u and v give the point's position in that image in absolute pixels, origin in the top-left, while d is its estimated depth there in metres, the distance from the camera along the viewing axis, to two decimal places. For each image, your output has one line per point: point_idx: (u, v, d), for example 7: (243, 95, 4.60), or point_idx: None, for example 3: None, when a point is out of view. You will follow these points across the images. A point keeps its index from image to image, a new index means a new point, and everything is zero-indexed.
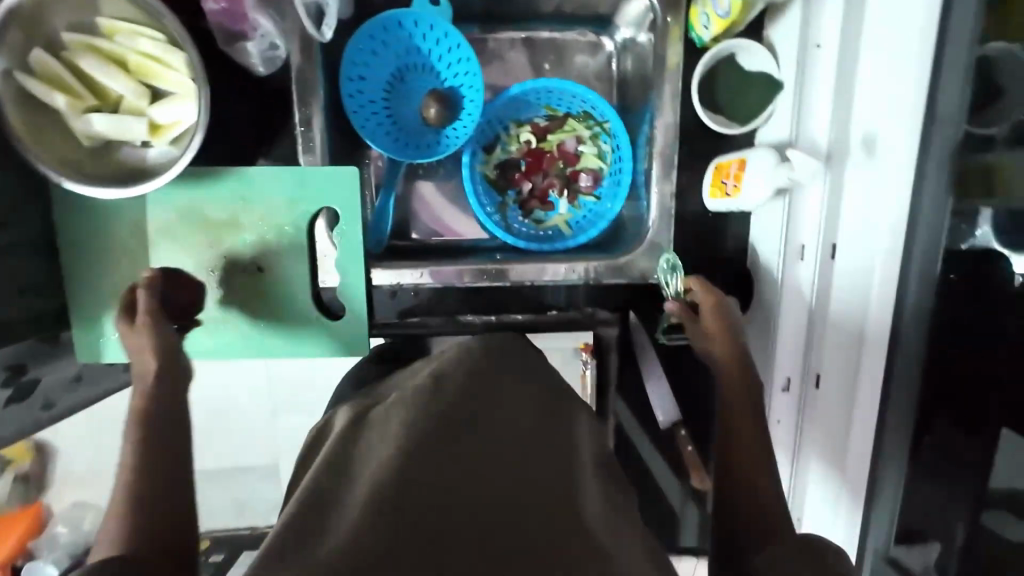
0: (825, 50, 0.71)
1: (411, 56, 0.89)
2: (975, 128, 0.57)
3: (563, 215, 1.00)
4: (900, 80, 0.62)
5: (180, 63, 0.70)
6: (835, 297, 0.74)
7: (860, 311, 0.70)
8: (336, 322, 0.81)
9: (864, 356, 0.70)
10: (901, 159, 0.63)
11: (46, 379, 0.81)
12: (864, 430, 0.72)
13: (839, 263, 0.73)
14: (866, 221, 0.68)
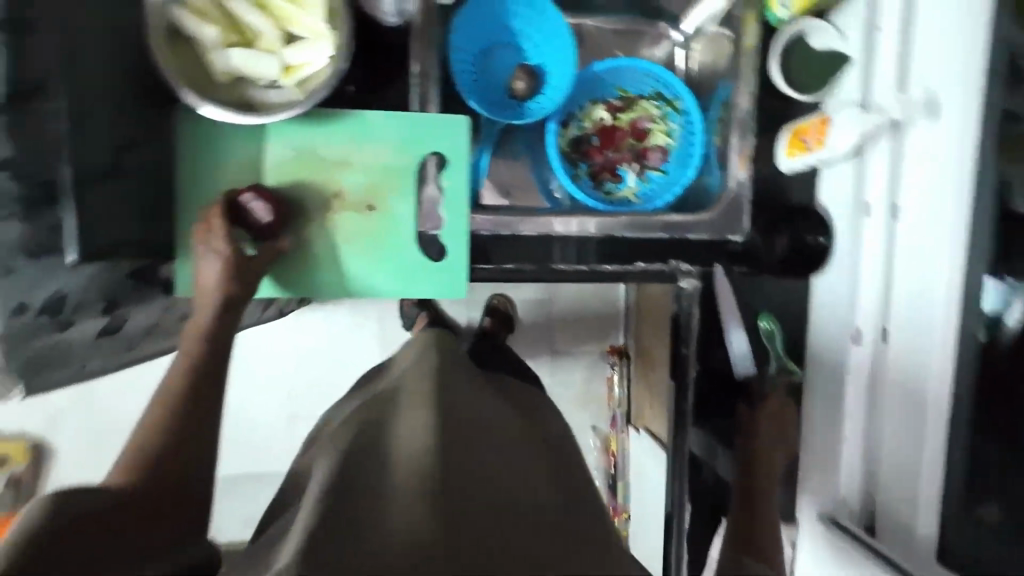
0: (885, 32, 0.79)
1: (503, 34, 0.97)
2: (1011, 105, 0.65)
3: (631, 187, 1.06)
4: (952, 63, 0.71)
5: (318, 11, 0.75)
6: (907, 250, 0.80)
7: (931, 265, 0.76)
8: (439, 264, 0.82)
9: (938, 310, 0.75)
10: (949, 133, 0.73)
11: (132, 320, 0.80)
12: (940, 385, 0.76)
13: (909, 219, 0.79)
14: (926, 188, 0.76)
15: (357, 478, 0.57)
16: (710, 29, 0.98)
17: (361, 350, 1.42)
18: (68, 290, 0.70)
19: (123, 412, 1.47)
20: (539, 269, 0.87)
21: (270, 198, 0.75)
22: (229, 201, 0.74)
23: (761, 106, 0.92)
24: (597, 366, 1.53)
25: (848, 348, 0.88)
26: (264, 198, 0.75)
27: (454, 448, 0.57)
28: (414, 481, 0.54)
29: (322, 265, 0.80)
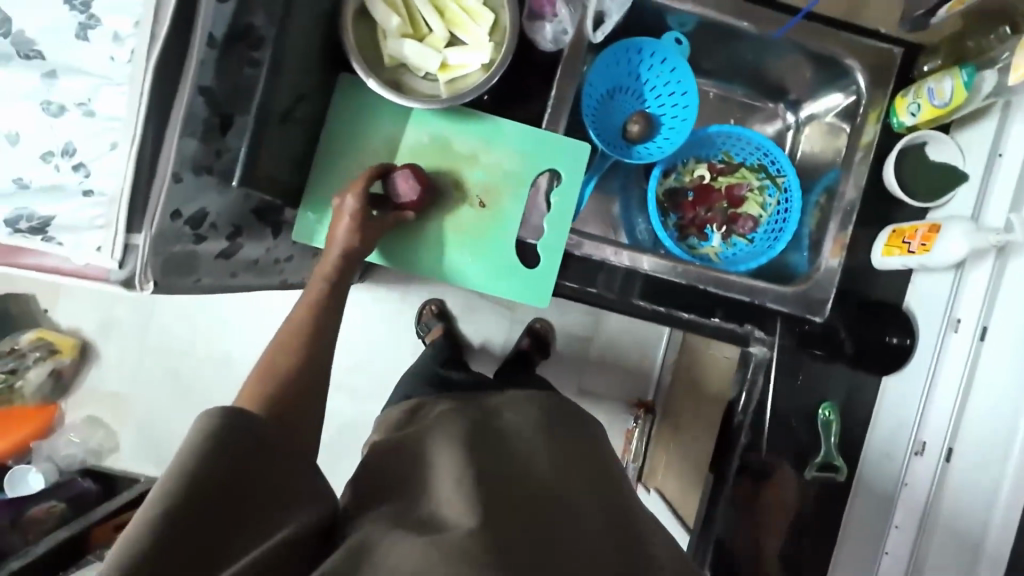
0: (1007, 160, 0.80)
1: (632, 80, 1.03)
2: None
3: (715, 247, 1.10)
4: None
5: (485, 22, 0.83)
6: (987, 372, 0.79)
7: (1012, 393, 0.75)
8: (531, 270, 0.87)
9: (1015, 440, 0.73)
10: None
11: (245, 249, 0.86)
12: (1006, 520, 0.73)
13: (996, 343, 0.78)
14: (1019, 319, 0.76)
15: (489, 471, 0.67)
16: (828, 120, 1.01)
17: (399, 335, 1.47)
18: (213, 208, 0.76)
19: (172, 332, 1.55)
20: (619, 300, 0.93)
21: (415, 177, 0.81)
22: (380, 168, 0.81)
23: (865, 203, 0.94)
24: (618, 417, 1.51)
25: (908, 459, 0.85)
26: (410, 176, 0.81)
27: (565, 473, 0.70)
28: (538, 491, 0.66)
29: (430, 243, 0.86)
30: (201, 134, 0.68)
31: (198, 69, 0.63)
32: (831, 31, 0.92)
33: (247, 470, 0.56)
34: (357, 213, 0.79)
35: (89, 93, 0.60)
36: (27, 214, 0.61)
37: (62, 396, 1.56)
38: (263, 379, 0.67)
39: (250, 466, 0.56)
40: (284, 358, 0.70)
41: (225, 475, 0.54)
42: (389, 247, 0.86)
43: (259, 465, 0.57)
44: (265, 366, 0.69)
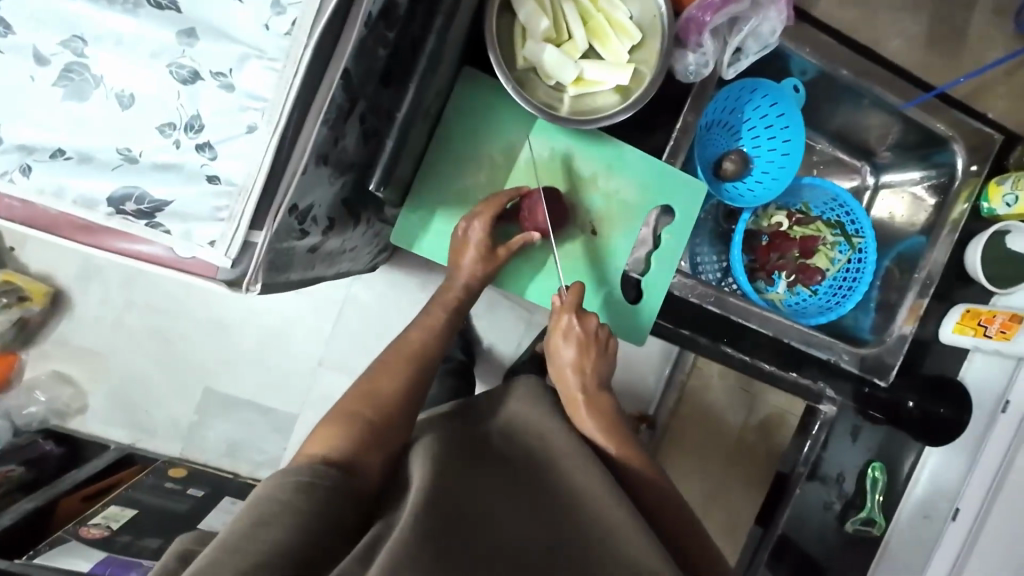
0: None
1: (734, 116, 1.00)
2: None
3: (779, 294, 1.09)
4: None
5: (630, 40, 0.77)
6: None
7: None
8: (633, 306, 0.87)
9: None
10: None
11: (331, 243, 0.76)
12: None
13: None
14: None
15: (466, 508, 0.58)
16: (916, 189, 1.04)
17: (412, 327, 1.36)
18: (318, 200, 0.66)
19: (166, 291, 1.29)
20: (710, 345, 0.95)
21: (546, 207, 0.80)
22: (512, 196, 0.79)
23: (941, 277, 0.98)
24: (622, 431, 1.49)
25: (944, 523, 0.92)
26: (544, 208, 0.80)
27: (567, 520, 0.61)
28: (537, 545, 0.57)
29: (544, 268, 0.85)
30: (332, 120, 0.59)
31: (352, 50, 0.53)
32: (943, 108, 0.93)
33: (270, 543, 0.49)
34: (482, 242, 0.79)
35: (232, 63, 0.50)
36: (136, 194, 0.52)
37: (24, 346, 1.31)
38: (340, 428, 0.65)
39: (266, 536, 0.49)
40: (387, 385, 0.72)
41: (244, 544, 0.48)
42: (506, 275, 0.85)
43: (277, 528, 0.50)
44: (348, 409, 0.68)
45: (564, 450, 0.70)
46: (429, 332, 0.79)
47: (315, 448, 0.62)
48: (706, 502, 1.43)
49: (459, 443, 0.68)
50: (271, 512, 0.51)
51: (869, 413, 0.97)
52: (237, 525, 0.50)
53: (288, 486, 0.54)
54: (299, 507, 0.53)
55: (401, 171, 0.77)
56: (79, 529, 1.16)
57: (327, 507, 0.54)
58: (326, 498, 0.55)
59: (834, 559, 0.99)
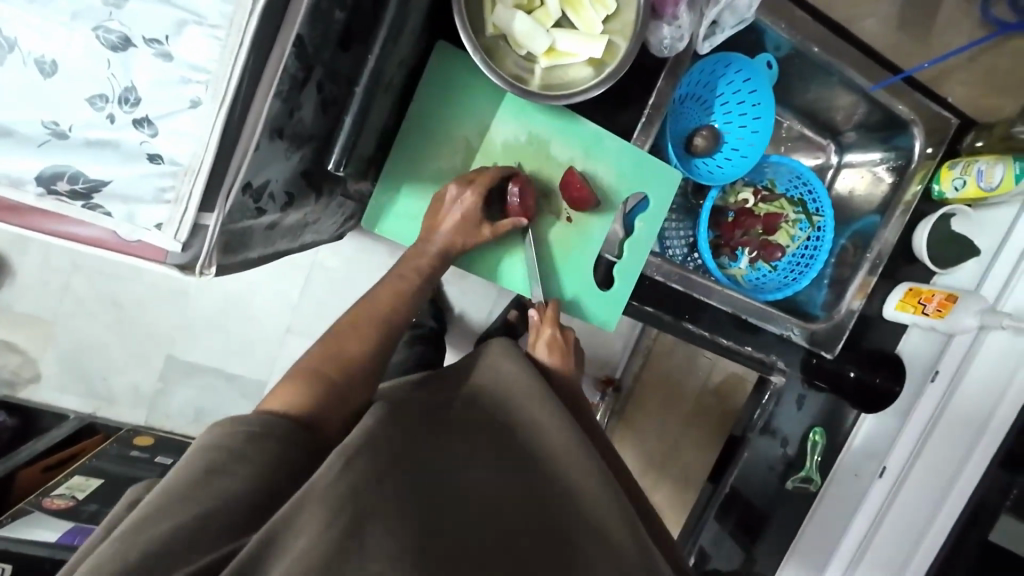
0: (1016, 244, 0.93)
1: (706, 91, 0.99)
2: None
3: (741, 269, 1.11)
4: None
5: (605, 9, 0.74)
6: (948, 416, 0.95)
7: (972, 436, 0.91)
8: (607, 292, 0.89)
9: (962, 474, 0.91)
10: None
11: (291, 218, 0.73)
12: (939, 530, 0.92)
13: (965, 394, 0.94)
14: (986, 386, 0.92)
15: (426, 472, 0.58)
16: (877, 170, 1.06)
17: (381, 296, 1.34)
18: (274, 175, 0.62)
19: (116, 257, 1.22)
20: (673, 322, 0.99)
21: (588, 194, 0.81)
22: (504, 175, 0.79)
23: (890, 256, 1.03)
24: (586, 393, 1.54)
25: (871, 479, 1.01)
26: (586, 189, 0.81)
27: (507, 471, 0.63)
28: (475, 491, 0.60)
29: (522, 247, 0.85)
30: (286, 92, 0.55)
31: (305, 18, 0.52)
32: (908, 91, 0.95)
33: (225, 490, 0.50)
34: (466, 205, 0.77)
35: (167, 29, 0.46)
36: (68, 173, 0.47)
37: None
38: (304, 385, 0.64)
39: (219, 484, 0.50)
40: (351, 348, 0.70)
41: (194, 492, 0.49)
42: (485, 253, 0.85)
43: (230, 477, 0.51)
44: (312, 365, 0.66)
45: (530, 402, 0.70)
46: (399, 296, 0.77)
47: (273, 403, 0.62)
48: (663, 458, 1.53)
49: (414, 407, 0.66)
50: (223, 460, 0.51)
51: (816, 381, 1.04)
52: (184, 470, 0.50)
53: (240, 435, 0.54)
54: (255, 458, 0.53)
55: (362, 144, 0.73)
56: (43, 501, 1.17)
57: (278, 458, 0.54)
58: (276, 448, 0.55)
59: (774, 511, 1.08)
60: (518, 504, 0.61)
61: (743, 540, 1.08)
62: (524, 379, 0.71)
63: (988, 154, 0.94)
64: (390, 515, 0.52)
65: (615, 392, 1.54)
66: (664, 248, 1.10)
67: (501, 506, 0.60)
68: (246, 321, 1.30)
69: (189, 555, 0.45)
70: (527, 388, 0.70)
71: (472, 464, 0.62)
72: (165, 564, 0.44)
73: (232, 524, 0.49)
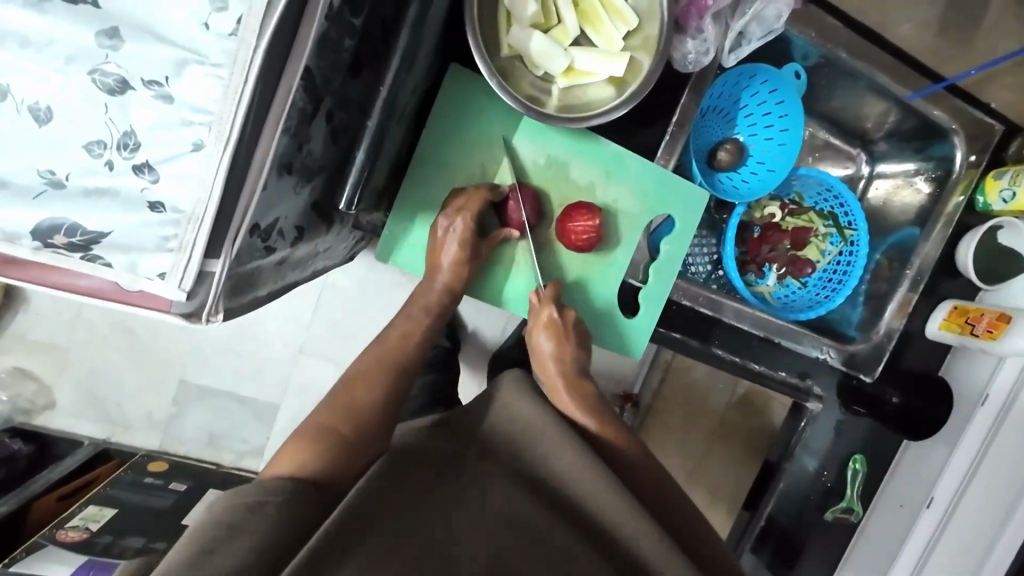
0: None
1: (730, 103, 0.95)
2: None
3: (769, 286, 1.06)
4: None
5: (626, 24, 0.70)
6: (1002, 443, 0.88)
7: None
8: (633, 319, 0.84)
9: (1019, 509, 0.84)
10: None
11: (303, 252, 0.70)
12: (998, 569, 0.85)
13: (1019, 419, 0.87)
14: None
15: (440, 533, 0.55)
16: (913, 181, 1.00)
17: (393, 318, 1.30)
18: (284, 212, 0.59)
19: None
20: (701, 347, 0.93)
21: (597, 229, 0.75)
22: (499, 192, 0.75)
23: (931, 271, 0.97)
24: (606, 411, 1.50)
25: (919, 509, 0.94)
26: (594, 225, 0.75)
27: (532, 525, 0.58)
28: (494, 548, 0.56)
29: (527, 267, 0.80)
30: (293, 128, 0.52)
31: (312, 48, 0.49)
32: (947, 97, 0.90)
33: (219, 572, 0.44)
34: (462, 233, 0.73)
35: (167, 69, 0.43)
36: (65, 225, 0.45)
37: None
38: (312, 447, 0.60)
39: (216, 565, 0.44)
40: (366, 397, 0.67)
41: (190, 573, 0.43)
42: (487, 277, 0.80)
43: (227, 556, 0.45)
44: (323, 422, 0.63)
45: (550, 443, 0.66)
46: (406, 336, 0.75)
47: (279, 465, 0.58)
48: (689, 477, 1.47)
49: (421, 459, 0.63)
50: (217, 537, 0.46)
51: (856, 404, 0.98)
52: (180, 552, 0.45)
53: (237, 507, 0.49)
54: (254, 530, 0.48)
55: (373, 174, 0.70)
56: (57, 533, 1.14)
57: (279, 530, 0.49)
58: (277, 516, 0.50)
59: (813, 543, 1.02)
60: (544, 559, 0.56)
61: (781, 572, 1.02)
62: (534, 426, 0.67)
63: None
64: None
65: (634, 408, 1.47)
66: (688, 266, 1.05)
67: (520, 565, 0.56)
68: (259, 347, 1.28)
69: None
70: (540, 431, 0.67)
71: (492, 518, 0.58)
72: None
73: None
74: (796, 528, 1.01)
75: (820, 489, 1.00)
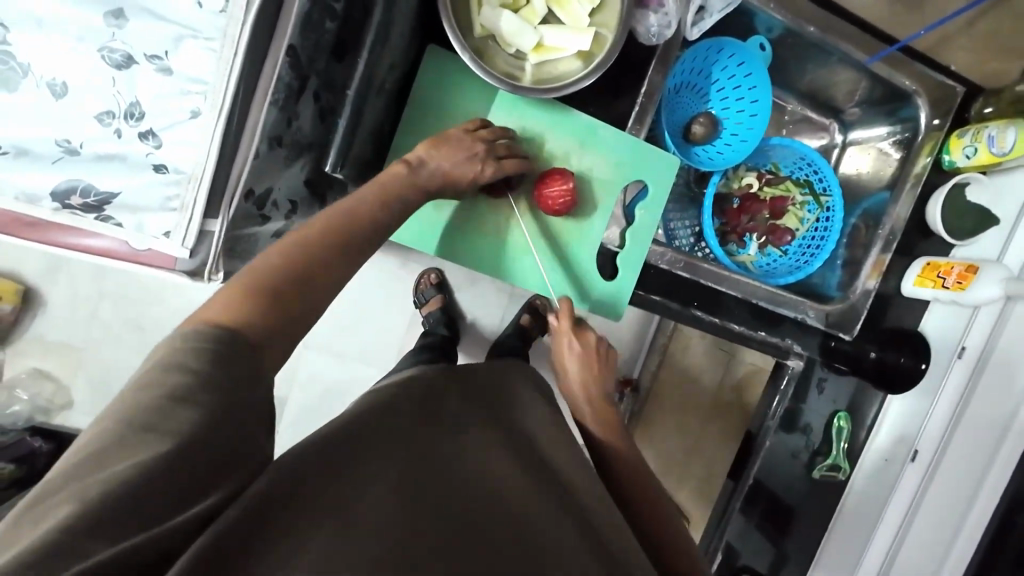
0: None
1: (700, 78, 0.99)
2: None
3: (751, 255, 1.09)
4: None
5: (590, 2, 0.75)
6: (979, 397, 0.91)
7: (1005, 419, 0.87)
8: (610, 283, 0.88)
9: (996, 461, 0.87)
10: None
11: (298, 226, 0.76)
12: (981, 516, 0.87)
13: (991, 371, 0.90)
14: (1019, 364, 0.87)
15: (422, 459, 0.57)
16: (883, 145, 1.05)
17: (390, 308, 1.34)
18: (277, 183, 0.65)
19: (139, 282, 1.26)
20: (681, 310, 0.96)
21: (571, 193, 0.80)
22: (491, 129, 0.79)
23: (904, 231, 1.00)
24: None
25: (903, 466, 0.96)
26: (567, 188, 0.80)
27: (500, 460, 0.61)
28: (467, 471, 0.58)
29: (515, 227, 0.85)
30: (282, 101, 0.57)
31: (295, 27, 0.54)
32: (908, 61, 0.94)
33: (184, 424, 0.45)
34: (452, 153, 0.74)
35: (166, 44, 0.48)
36: (81, 187, 0.51)
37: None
38: (252, 295, 0.53)
39: (180, 417, 0.45)
40: (318, 262, 0.58)
41: (158, 421, 0.44)
42: (470, 241, 0.84)
43: (194, 410, 0.46)
44: (263, 273, 0.55)
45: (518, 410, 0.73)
46: (359, 217, 0.64)
47: (215, 307, 0.51)
48: (687, 455, 1.49)
49: (409, 403, 0.65)
50: (186, 387, 0.46)
51: (836, 361, 1.01)
52: (145, 394, 0.45)
53: (198, 353, 0.48)
54: (219, 387, 0.47)
55: (358, 149, 0.74)
56: None
57: (244, 396, 0.49)
58: (230, 370, 0.49)
59: (804, 504, 1.05)
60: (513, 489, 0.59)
61: (772, 534, 1.05)
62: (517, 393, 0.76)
63: (996, 120, 0.92)
64: (374, 497, 0.51)
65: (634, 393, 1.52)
66: (672, 238, 1.08)
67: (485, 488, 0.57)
68: None
69: (152, 496, 0.42)
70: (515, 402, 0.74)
71: (469, 452, 0.61)
72: (131, 499, 0.40)
73: (202, 471, 0.45)
74: (785, 489, 1.04)
75: (806, 449, 1.03)
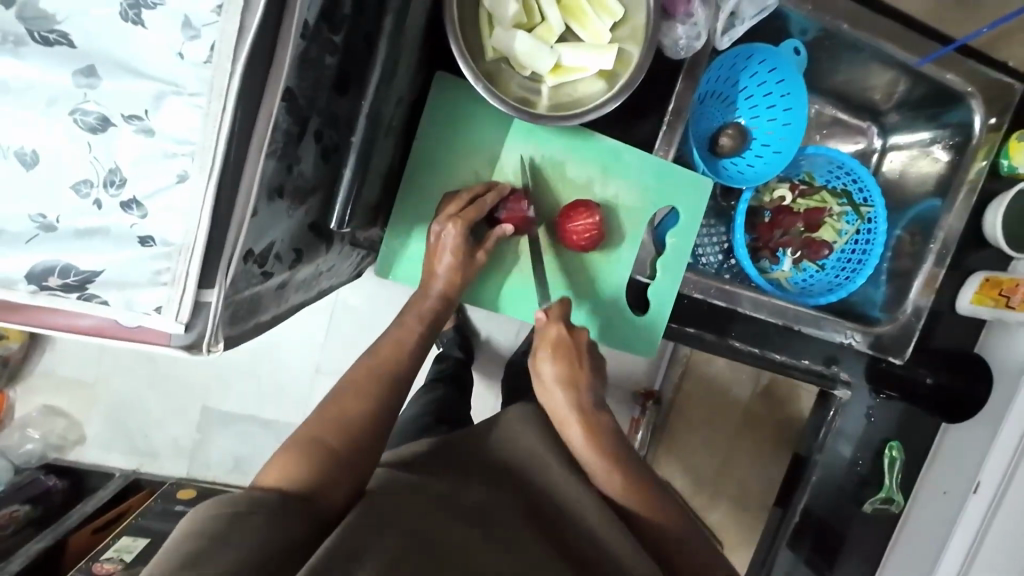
0: None
1: (728, 86, 0.92)
2: None
3: (785, 272, 1.01)
4: None
5: (611, 16, 0.68)
6: None
7: None
8: (642, 319, 0.82)
9: None
10: None
11: (304, 272, 0.70)
12: None
13: None
14: None
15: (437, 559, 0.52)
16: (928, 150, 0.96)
17: None
18: (279, 235, 0.59)
19: None
20: (717, 341, 0.89)
21: (598, 226, 0.74)
22: (497, 191, 0.73)
23: (957, 243, 0.92)
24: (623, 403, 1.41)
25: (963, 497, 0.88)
26: (594, 223, 0.74)
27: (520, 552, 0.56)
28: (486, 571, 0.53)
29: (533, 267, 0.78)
30: (280, 149, 0.51)
31: (291, 71, 0.48)
32: (959, 59, 0.86)
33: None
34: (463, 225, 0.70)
35: (146, 103, 0.43)
36: (59, 267, 0.45)
37: (8, 384, 1.24)
38: (300, 458, 0.57)
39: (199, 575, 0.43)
40: (357, 408, 0.63)
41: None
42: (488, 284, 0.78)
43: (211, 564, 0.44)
44: (310, 433, 0.60)
45: (536, 470, 0.67)
46: (399, 347, 0.70)
47: (270, 478, 0.55)
48: (717, 476, 1.39)
49: (422, 486, 0.61)
50: (204, 547, 0.45)
51: (886, 386, 0.93)
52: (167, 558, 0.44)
53: (225, 516, 0.48)
54: (240, 538, 0.46)
55: (365, 188, 0.68)
56: (93, 565, 1.10)
57: (269, 539, 0.48)
58: (268, 525, 0.49)
59: (854, 537, 0.97)
60: None
61: (821, 567, 0.97)
62: (534, 451, 0.69)
63: None
64: None
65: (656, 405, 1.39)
66: (701, 258, 1.01)
67: None
68: (275, 368, 1.29)
69: None
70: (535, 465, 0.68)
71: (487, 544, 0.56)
72: None
73: None
74: (833, 521, 0.97)
75: (855, 479, 0.96)
